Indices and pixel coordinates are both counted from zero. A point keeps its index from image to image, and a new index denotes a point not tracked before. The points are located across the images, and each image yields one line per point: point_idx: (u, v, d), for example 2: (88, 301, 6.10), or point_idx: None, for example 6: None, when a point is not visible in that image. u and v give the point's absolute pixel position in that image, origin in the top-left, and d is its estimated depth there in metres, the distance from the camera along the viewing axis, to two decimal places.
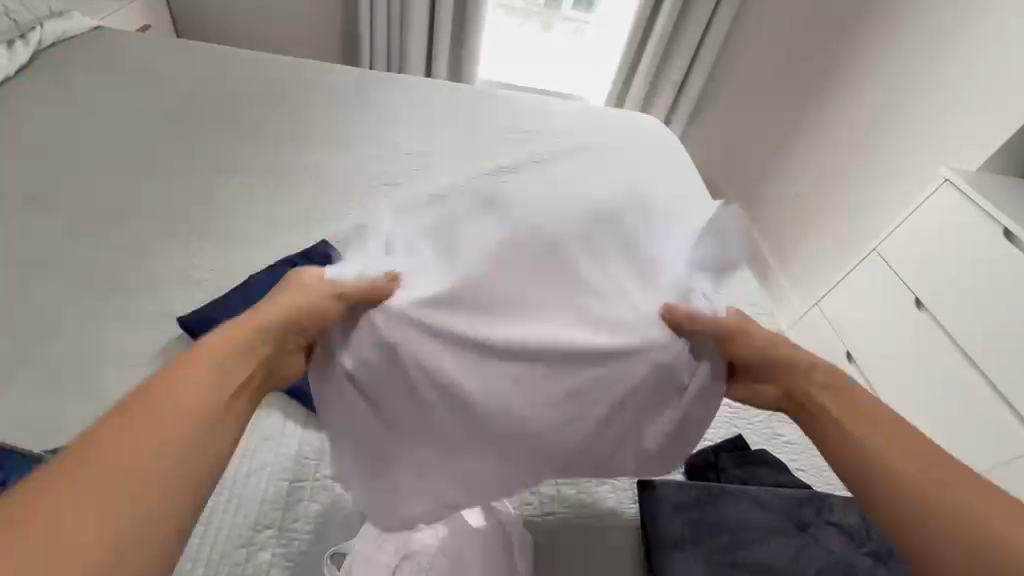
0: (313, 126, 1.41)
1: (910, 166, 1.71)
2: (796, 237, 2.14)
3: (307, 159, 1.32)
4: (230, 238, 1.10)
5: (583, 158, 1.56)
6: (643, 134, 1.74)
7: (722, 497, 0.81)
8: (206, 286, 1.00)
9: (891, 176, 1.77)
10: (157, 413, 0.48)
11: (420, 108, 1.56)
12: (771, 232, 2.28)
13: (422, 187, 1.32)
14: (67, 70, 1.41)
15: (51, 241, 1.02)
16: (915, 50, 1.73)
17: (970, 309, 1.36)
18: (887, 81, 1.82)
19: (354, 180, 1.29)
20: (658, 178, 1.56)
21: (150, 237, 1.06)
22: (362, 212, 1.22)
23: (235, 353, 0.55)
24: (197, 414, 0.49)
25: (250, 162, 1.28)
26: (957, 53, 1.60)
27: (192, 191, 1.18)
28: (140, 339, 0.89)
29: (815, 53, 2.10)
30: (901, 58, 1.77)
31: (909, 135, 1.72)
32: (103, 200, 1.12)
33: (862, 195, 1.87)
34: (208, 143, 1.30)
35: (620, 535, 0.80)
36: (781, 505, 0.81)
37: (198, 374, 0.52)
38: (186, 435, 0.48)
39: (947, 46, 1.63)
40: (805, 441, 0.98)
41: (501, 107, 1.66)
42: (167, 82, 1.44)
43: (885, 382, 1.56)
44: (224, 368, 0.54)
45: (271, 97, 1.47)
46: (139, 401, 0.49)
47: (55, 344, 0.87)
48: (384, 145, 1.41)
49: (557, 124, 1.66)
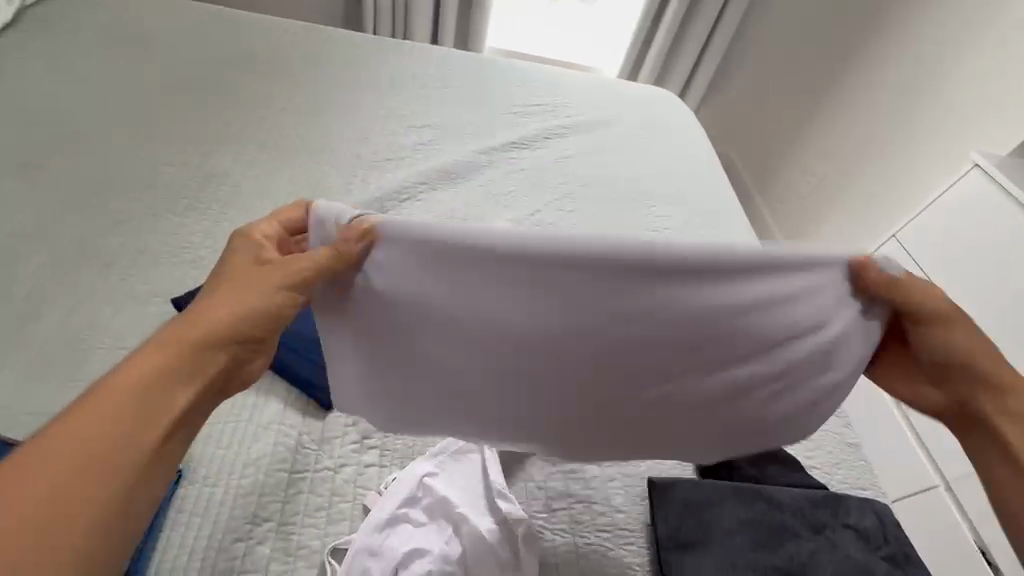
0: (313, 95, 1.34)
1: (940, 154, 1.62)
2: (810, 220, 2.08)
3: (308, 131, 1.25)
4: (224, 214, 1.04)
5: (596, 134, 1.49)
6: (661, 110, 1.66)
7: (735, 497, 0.78)
8: (199, 265, 0.95)
9: (917, 162, 1.68)
10: (96, 437, 0.44)
11: (427, 77, 1.48)
12: (785, 214, 2.21)
13: (428, 162, 1.26)
14: (54, 30, 1.33)
15: (37, 213, 0.97)
16: (957, 27, 1.61)
17: (988, 298, 1.31)
18: (919, 57, 1.72)
19: (357, 154, 1.23)
20: (675, 157, 1.49)
21: (141, 210, 1.01)
22: (366, 188, 1.16)
23: (185, 372, 0.50)
24: (151, 415, 0.47)
25: (247, 133, 1.21)
26: (1001, 33, 1.50)
27: (185, 162, 1.12)
28: (131, 320, 0.85)
29: (843, 25, 1.99)
30: (938, 36, 1.66)
31: (941, 119, 1.62)
32: (91, 170, 1.06)
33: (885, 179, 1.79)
34: (202, 110, 1.24)
35: (628, 531, 0.78)
36: (796, 506, 0.79)
37: (141, 389, 0.47)
38: (132, 441, 0.45)
39: (988, 22, 1.53)
40: (820, 438, 0.95)
41: (511, 78, 1.58)
42: (159, 44, 1.37)
43: None
44: (166, 390, 0.48)
45: (270, 63, 1.39)
46: (78, 421, 0.44)
47: (45, 322, 0.83)
48: (388, 117, 1.34)
49: (570, 97, 1.59)
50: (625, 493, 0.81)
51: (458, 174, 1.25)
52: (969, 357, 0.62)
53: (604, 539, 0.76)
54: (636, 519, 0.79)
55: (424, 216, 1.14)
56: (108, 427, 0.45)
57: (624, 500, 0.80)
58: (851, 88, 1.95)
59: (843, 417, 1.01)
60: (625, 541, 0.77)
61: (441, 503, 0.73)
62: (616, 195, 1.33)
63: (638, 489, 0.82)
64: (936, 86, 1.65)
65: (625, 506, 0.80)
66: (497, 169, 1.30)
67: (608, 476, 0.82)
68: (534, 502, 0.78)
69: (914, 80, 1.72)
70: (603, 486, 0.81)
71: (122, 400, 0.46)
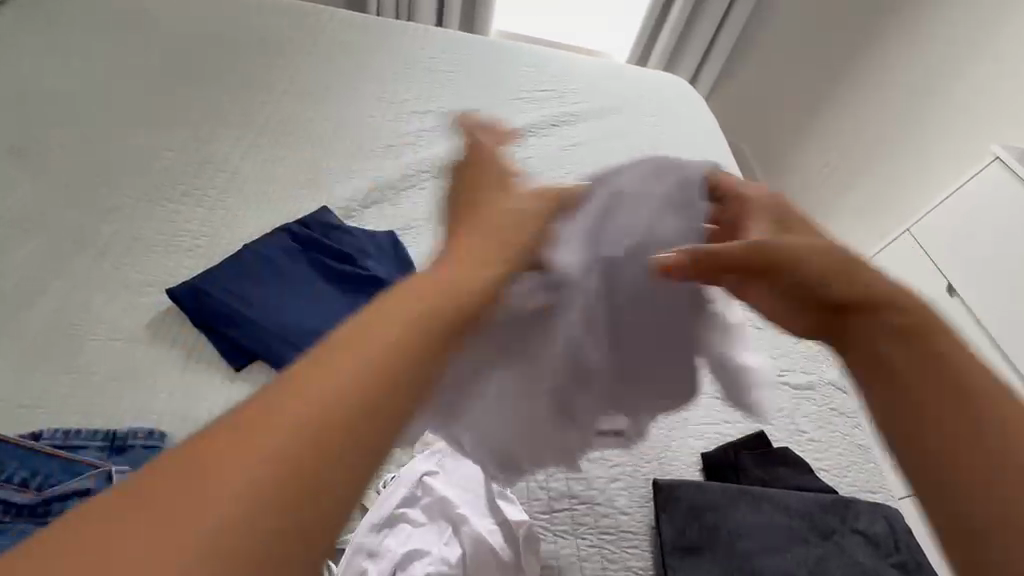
0: (312, 79, 1.30)
1: (961, 148, 1.61)
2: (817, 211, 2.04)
3: (308, 116, 1.22)
4: (222, 201, 1.02)
5: (603, 121, 1.45)
6: (671, 96, 1.61)
7: (742, 499, 0.76)
8: (195, 254, 0.92)
9: (940, 156, 1.66)
10: (356, 365, 0.34)
11: (429, 60, 1.44)
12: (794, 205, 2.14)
13: (430, 149, 1.22)
14: (43, 8, 1.29)
15: (31, 200, 0.95)
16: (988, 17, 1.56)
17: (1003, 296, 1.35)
18: (943, 48, 1.67)
19: (358, 140, 1.20)
20: (683, 146, 1.46)
21: (137, 196, 0.99)
22: (367, 175, 1.13)
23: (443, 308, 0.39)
24: (372, 371, 0.34)
25: (246, 118, 1.18)
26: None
27: (181, 147, 1.09)
28: (127, 310, 0.83)
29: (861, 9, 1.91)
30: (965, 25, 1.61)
31: (966, 114, 1.60)
32: (84, 155, 1.03)
33: (900, 172, 1.76)
34: (199, 94, 1.20)
35: (632, 533, 0.76)
36: (805, 510, 0.77)
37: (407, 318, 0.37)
38: (396, 376, 0.35)
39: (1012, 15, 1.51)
40: (830, 439, 0.93)
41: (515, 62, 1.53)
42: (153, 25, 1.32)
43: None
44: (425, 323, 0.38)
45: (268, 45, 1.35)
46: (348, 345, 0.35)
47: (37, 312, 0.81)
48: (389, 102, 1.30)
49: (577, 82, 1.54)
50: (629, 494, 0.79)
51: None
52: (833, 277, 0.48)
53: (608, 541, 0.75)
54: (641, 521, 0.77)
55: (426, 205, 1.11)
56: (378, 354, 0.35)
57: (628, 502, 0.78)
58: (869, 78, 1.89)
59: (853, 418, 0.98)
60: (629, 543, 0.75)
61: (441, 503, 0.71)
62: None
63: (641, 491, 0.80)
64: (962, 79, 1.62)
65: (629, 508, 0.78)
66: None
67: (610, 477, 0.80)
68: (538, 502, 0.77)
69: (940, 71, 1.68)
70: (606, 488, 0.79)
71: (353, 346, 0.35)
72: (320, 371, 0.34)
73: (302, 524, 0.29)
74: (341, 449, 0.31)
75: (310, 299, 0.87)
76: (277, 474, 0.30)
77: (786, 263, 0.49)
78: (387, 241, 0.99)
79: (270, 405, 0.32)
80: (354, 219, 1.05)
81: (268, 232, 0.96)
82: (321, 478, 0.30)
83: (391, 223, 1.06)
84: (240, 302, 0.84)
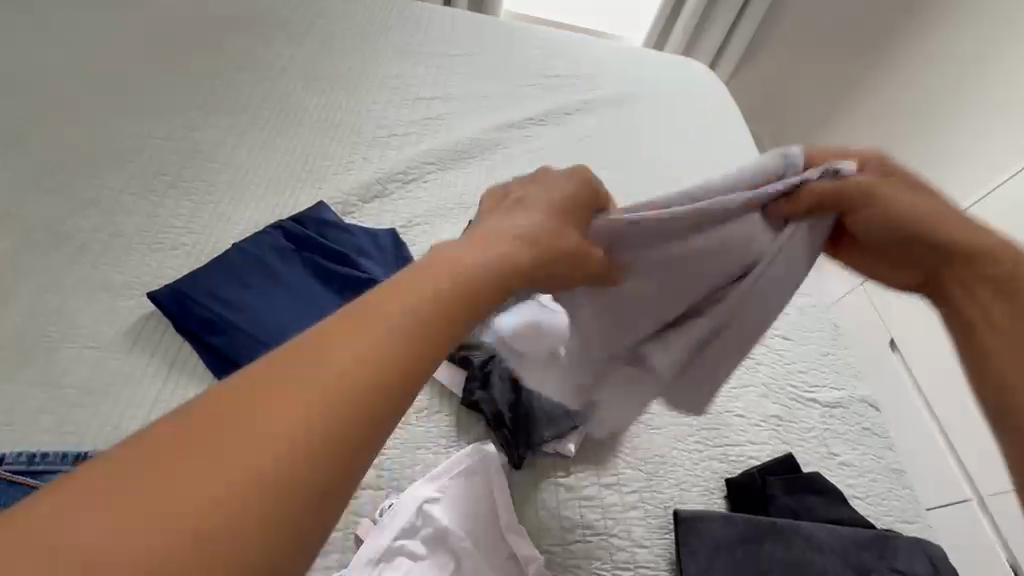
0: (312, 60, 1.22)
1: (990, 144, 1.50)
2: None
3: (305, 102, 1.14)
4: (213, 193, 0.95)
5: (622, 110, 1.36)
6: (692, 83, 1.51)
7: (770, 534, 0.70)
8: (182, 252, 0.86)
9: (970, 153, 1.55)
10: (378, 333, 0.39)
11: (435, 42, 1.35)
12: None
13: (437, 139, 1.14)
14: None
15: (6, 190, 0.88)
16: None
17: None
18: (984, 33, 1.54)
19: (359, 128, 1.12)
20: (706, 137, 1.37)
21: (121, 188, 0.92)
22: (367, 167, 1.05)
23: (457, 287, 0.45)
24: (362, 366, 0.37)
25: (238, 103, 1.10)
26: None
27: (170, 134, 1.01)
28: (107, 314, 0.77)
29: None
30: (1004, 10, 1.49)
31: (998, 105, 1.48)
32: (66, 141, 0.96)
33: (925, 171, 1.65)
34: (189, 76, 1.12)
35: (650, 568, 0.70)
36: (839, 548, 0.70)
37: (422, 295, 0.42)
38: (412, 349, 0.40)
39: None
40: (862, 463, 0.86)
41: (528, 44, 1.44)
42: None
43: (920, 364, 1.51)
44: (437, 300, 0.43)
45: (263, 22, 1.26)
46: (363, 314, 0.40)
47: (10, 316, 0.75)
48: (393, 87, 1.22)
49: (594, 66, 1.45)
50: (646, 524, 0.73)
51: (468, 153, 1.13)
52: (920, 216, 0.58)
53: None
54: (661, 554, 0.72)
55: (431, 200, 1.03)
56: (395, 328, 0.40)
57: (645, 533, 0.72)
58: (897, 68, 1.77)
59: (887, 437, 0.92)
60: None
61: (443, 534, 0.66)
62: (641, 180, 1.21)
63: (660, 521, 0.74)
64: (996, 70, 1.51)
65: (646, 540, 0.72)
66: (511, 147, 1.18)
67: (626, 505, 0.74)
68: (547, 531, 0.71)
69: (972, 61, 1.57)
70: (621, 517, 0.73)
71: (341, 340, 0.38)
72: (316, 363, 0.36)
73: (301, 502, 0.33)
74: (337, 438, 0.35)
75: (305, 305, 0.81)
76: (245, 474, 0.32)
77: (881, 203, 0.58)
78: (388, 240, 0.92)
79: (266, 394, 0.35)
80: (353, 215, 0.98)
81: (260, 229, 0.89)
82: (317, 462, 0.34)
83: (393, 220, 0.99)
84: (230, 308, 0.78)
